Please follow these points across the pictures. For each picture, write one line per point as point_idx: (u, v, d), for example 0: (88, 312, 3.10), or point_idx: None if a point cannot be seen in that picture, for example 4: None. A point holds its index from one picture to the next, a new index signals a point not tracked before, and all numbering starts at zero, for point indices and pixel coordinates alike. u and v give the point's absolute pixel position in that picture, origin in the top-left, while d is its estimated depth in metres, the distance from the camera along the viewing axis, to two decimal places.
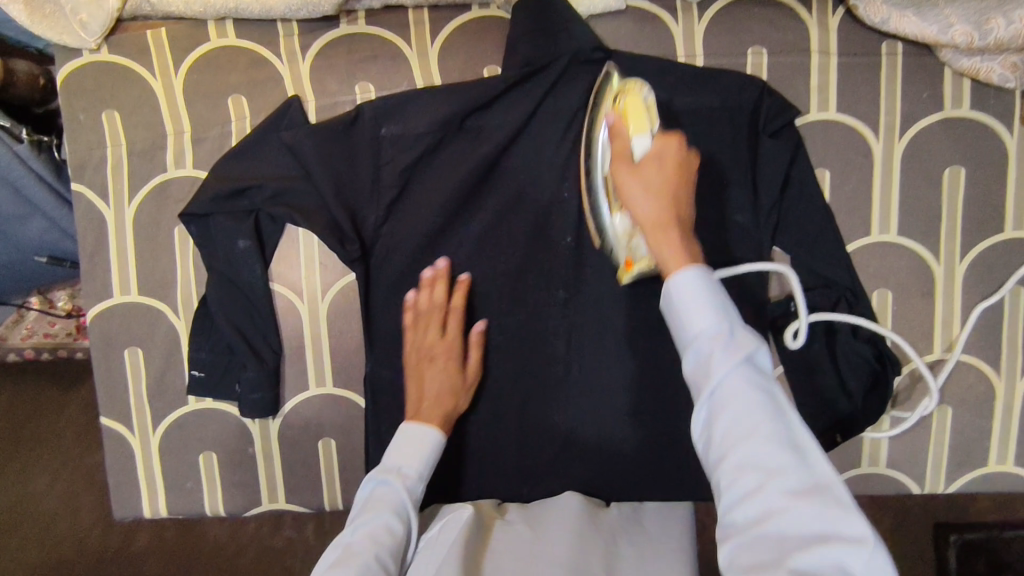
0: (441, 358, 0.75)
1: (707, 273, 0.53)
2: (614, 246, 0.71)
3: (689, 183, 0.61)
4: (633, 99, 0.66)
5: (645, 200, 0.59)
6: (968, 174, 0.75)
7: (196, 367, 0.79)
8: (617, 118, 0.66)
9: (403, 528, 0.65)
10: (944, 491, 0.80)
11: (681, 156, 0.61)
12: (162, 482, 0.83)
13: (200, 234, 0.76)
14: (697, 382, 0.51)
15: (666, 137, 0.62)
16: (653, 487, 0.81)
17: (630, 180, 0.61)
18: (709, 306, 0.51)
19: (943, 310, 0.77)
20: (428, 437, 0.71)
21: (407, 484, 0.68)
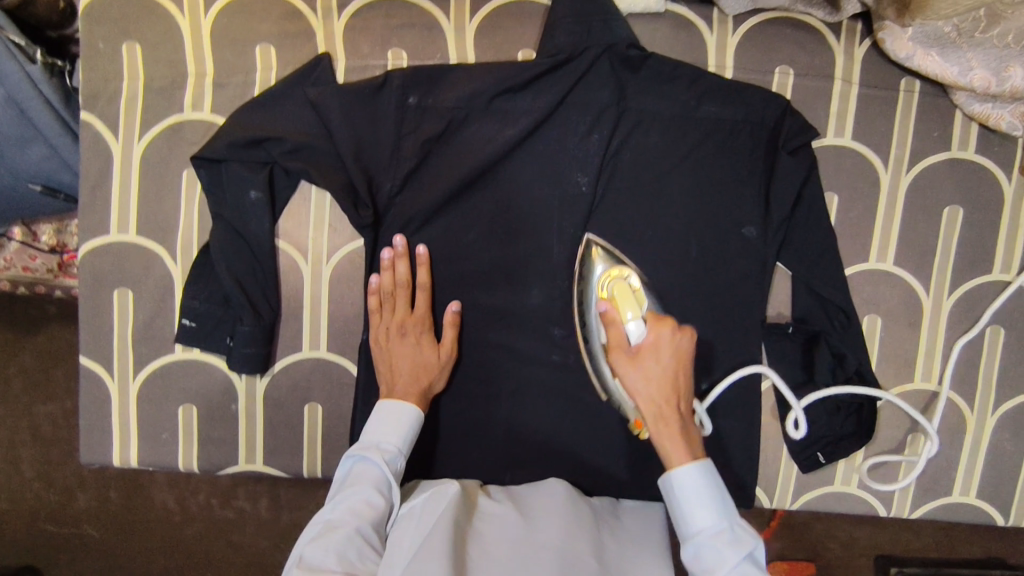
0: (410, 334, 0.75)
1: (706, 468, 0.62)
2: (622, 403, 0.71)
3: (689, 368, 0.66)
4: (621, 288, 0.70)
5: (647, 390, 0.64)
6: (965, 214, 0.79)
7: (189, 316, 0.77)
8: (609, 306, 0.69)
9: (384, 502, 0.66)
10: (909, 515, 0.83)
11: (684, 343, 0.65)
12: (136, 431, 0.80)
13: (210, 180, 0.75)
14: (696, 574, 0.60)
15: (660, 322, 0.67)
16: (633, 485, 0.82)
17: (629, 372, 0.65)
18: (711, 508, 0.60)
19: (928, 341, 0.80)
20: (405, 411, 0.71)
21: (388, 459, 0.68)
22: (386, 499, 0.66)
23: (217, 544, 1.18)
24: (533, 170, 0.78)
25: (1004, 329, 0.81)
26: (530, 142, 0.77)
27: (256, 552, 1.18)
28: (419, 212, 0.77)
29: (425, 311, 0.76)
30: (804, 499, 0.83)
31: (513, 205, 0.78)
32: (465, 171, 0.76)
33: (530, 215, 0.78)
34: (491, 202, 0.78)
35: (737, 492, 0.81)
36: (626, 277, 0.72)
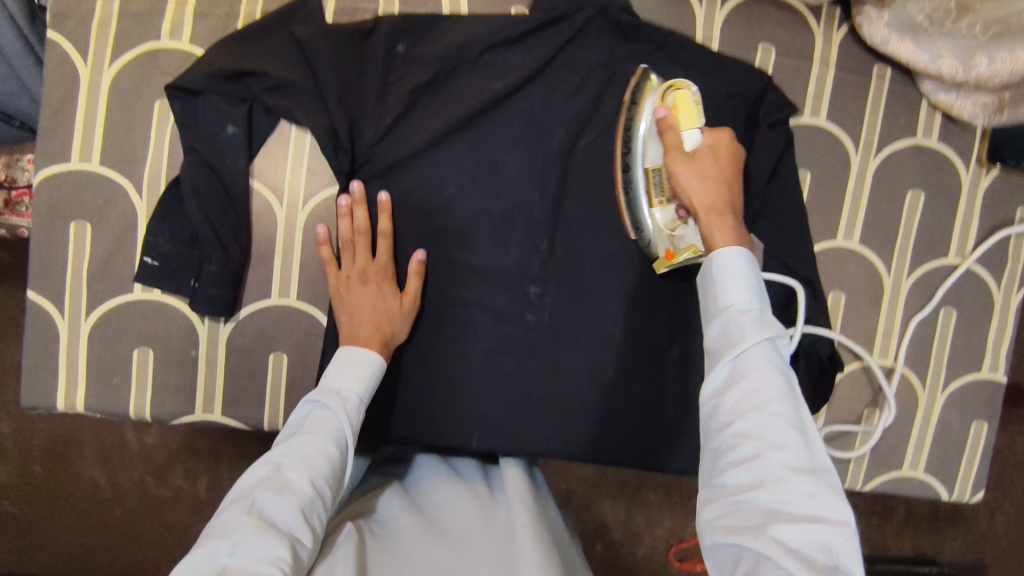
0: (372, 282, 0.73)
1: (749, 255, 0.58)
2: (653, 239, 0.73)
3: (736, 174, 0.66)
4: (683, 98, 0.67)
5: (701, 184, 0.63)
6: (926, 199, 0.83)
7: (151, 255, 0.73)
8: (668, 113, 0.67)
9: (340, 457, 0.61)
10: (861, 488, 0.86)
11: (729, 148, 0.66)
12: (85, 375, 0.76)
13: (183, 111, 0.72)
14: (717, 350, 0.55)
15: (716, 133, 0.67)
16: (602, 450, 0.82)
17: (683, 163, 0.64)
18: (745, 287, 0.56)
19: (886, 319, 0.84)
20: (368, 361, 0.68)
21: (349, 411, 0.64)
22: (341, 455, 0.61)
23: (148, 524, 1.17)
24: (518, 127, 0.77)
25: (956, 311, 0.85)
26: (517, 98, 0.77)
27: (193, 532, 1.16)
28: (402, 160, 0.76)
29: (386, 260, 0.74)
30: None
31: (497, 161, 0.78)
32: (450, 122, 0.75)
33: (513, 173, 0.78)
34: (475, 156, 0.78)
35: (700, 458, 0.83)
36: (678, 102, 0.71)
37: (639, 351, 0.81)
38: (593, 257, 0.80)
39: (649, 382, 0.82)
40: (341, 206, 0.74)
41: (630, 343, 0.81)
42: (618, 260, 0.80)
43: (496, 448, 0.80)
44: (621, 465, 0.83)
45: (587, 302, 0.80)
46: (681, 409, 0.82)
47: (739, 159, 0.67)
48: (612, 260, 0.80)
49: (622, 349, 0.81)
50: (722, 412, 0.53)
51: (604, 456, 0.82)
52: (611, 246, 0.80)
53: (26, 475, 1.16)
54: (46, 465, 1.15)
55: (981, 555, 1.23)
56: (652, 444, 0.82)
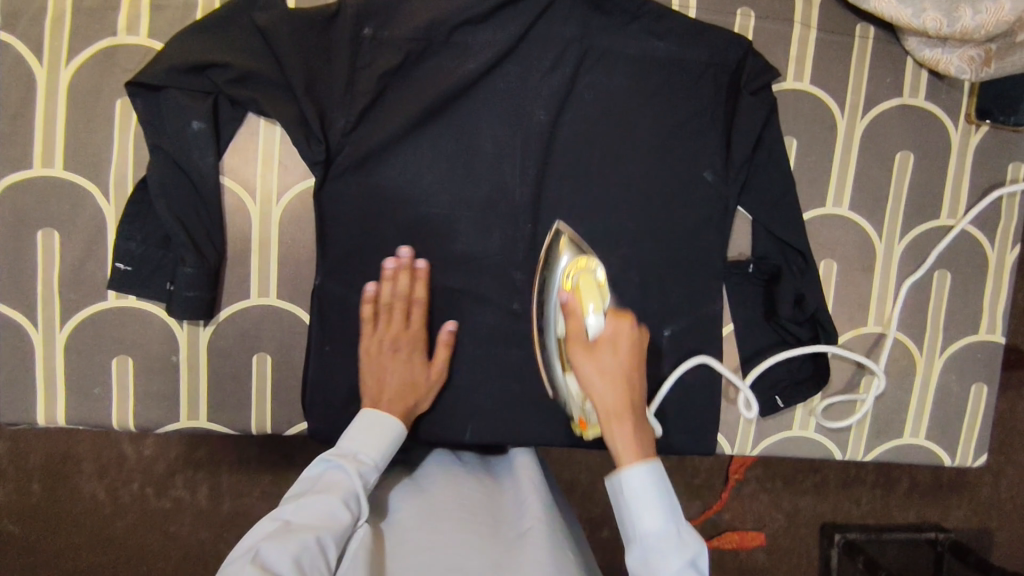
0: (403, 351, 0.73)
1: (657, 465, 0.61)
2: (568, 403, 0.75)
3: (640, 367, 0.67)
4: (585, 286, 0.72)
5: (603, 387, 0.64)
6: (916, 160, 0.81)
7: (124, 260, 0.71)
8: (571, 297, 0.72)
9: (352, 520, 0.60)
10: (863, 458, 0.85)
11: (632, 336, 0.68)
12: (64, 386, 0.73)
13: (146, 109, 0.69)
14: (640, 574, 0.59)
15: (618, 318, 0.68)
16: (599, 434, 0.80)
17: (584, 361, 0.66)
18: (658, 510, 0.59)
19: (880, 285, 0.82)
20: (391, 428, 0.68)
21: (365, 475, 0.64)
22: (353, 518, 0.60)
23: (150, 534, 1.15)
24: (494, 108, 0.75)
25: (951, 273, 0.83)
26: (492, 78, 0.75)
27: (195, 541, 1.15)
28: (377, 149, 0.74)
29: (420, 328, 0.74)
30: (764, 445, 0.83)
31: (475, 144, 0.76)
32: (423, 106, 0.73)
33: (492, 156, 0.76)
34: (451, 141, 0.75)
35: (699, 437, 0.81)
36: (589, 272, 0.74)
37: None
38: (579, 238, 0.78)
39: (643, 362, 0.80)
40: (385, 269, 0.73)
41: None
42: (604, 239, 0.78)
43: (491, 438, 0.79)
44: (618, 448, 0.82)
45: None
46: (677, 388, 0.81)
47: (643, 346, 0.68)
48: (597, 240, 0.78)
49: None
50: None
51: (601, 440, 0.81)
52: (596, 226, 0.78)
53: (26, 494, 1.14)
54: (40, 482, 1.14)
55: (987, 522, 1.23)
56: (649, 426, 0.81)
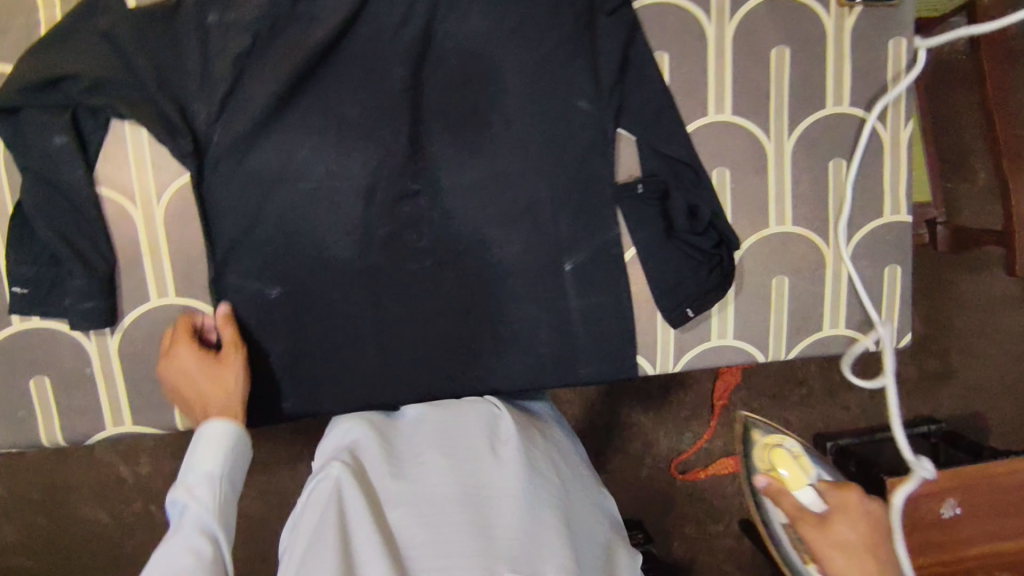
0: (183, 364, 0.73)
1: None
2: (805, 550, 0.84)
3: (881, 537, 0.73)
4: (779, 457, 0.80)
5: (840, 561, 0.71)
6: (792, 54, 0.80)
7: (18, 283, 0.72)
8: (773, 481, 0.79)
9: (213, 544, 0.64)
10: (786, 356, 0.86)
11: (862, 504, 0.75)
12: None
13: (9, 133, 0.70)
14: None
15: (847, 488, 0.76)
16: (515, 375, 0.83)
17: (826, 542, 0.72)
18: None
19: (775, 183, 0.82)
20: (216, 436, 0.69)
21: (205, 494, 0.66)
22: (217, 547, 0.64)
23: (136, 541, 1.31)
24: (354, 74, 0.75)
25: (846, 160, 0.83)
26: (346, 44, 0.75)
27: None
28: (244, 133, 0.73)
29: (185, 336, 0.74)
30: (684, 360, 0.84)
31: (342, 114, 0.75)
32: (282, 82, 0.73)
33: (360, 121, 0.76)
34: (320, 115, 0.75)
35: (615, 362, 0.84)
36: (786, 445, 0.82)
37: (529, 274, 0.81)
38: (465, 188, 0.79)
39: (548, 298, 0.81)
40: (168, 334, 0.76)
41: (517, 270, 0.80)
42: (490, 186, 0.79)
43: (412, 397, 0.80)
44: (541, 384, 0.84)
45: (467, 237, 0.79)
46: (587, 319, 0.82)
47: (873, 514, 0.74)
48: (483, 187, 0.79)
49: (512, 275, 0.81)
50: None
51: (520, 380, 0.83)
52: (478, 174, 0.78)
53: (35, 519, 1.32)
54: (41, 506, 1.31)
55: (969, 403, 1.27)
56: (563, 360, 0.83)
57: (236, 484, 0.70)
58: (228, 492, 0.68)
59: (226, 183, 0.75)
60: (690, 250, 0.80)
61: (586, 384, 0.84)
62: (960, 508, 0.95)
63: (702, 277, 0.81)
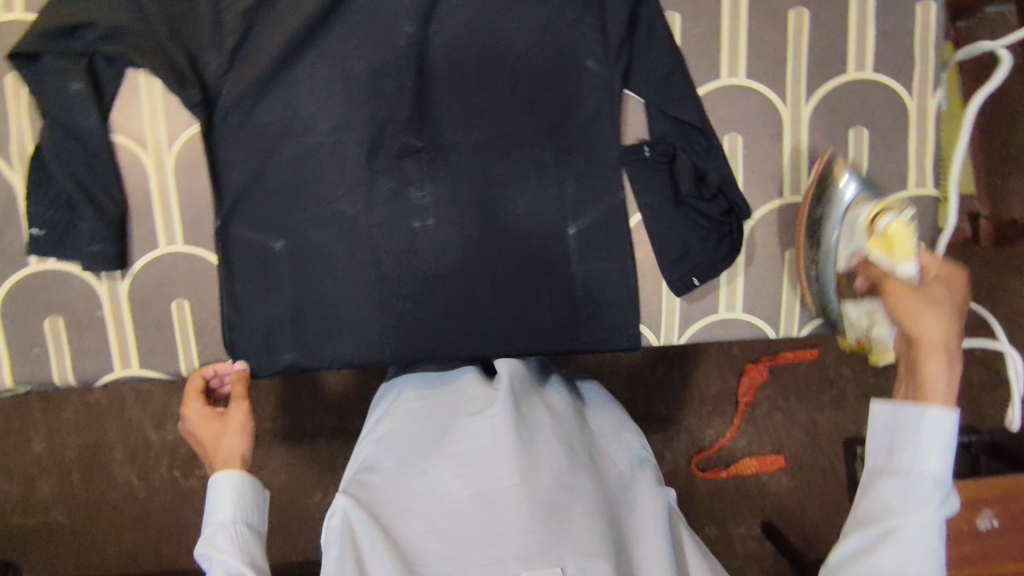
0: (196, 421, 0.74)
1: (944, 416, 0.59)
2: (844, 322, 0.78)
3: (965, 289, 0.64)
4: (897, 230, 0.70)
5: (937, 321, 0.61)
6: (811, 17, 0.77)
7: (36, 225, 0.75)
8: (861, 259, 0.73)
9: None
10: (798, 333, 0.82)
11: (960, 277, 0.65)
12: (7, 349, 0.79)
13: (31, 79, 0.73)
14: (877, 512, 0.59)
15: (946, 269, 0.66)
16: (515, 341, 0.80)
17: (920, 300, 0.62)
18: (932, 455, 0.58)
19: (790, 151, 0.79)
20: (222, 482, 0.69)
21: (225, 542, 0.66)
22: None
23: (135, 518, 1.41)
24: (361, 29, 0.76)
25: (868, 129, 0.79)
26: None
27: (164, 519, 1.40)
28: (252, 85, 0.75)
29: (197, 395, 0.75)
30: (690, 332, 0.82)
31: (348, 68, 0.76)
32: (291, 35, 0.74)
33: (365, 76, 0.76)
34: (326, 70, 0.76)
35: (618, 331, 0.81)
36: (895, 213, 0.72)
37: (530, 236, 0.80)
38: (469, 147, 0.78)
39: (550, 262, 0.80)
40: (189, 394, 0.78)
41: (518, 232, 0.80)
42: (493, 146, 0.78)
43: (409, 356, 0.80)
44: (542, 352, 0.81)
45: (470, 196, 0.79)
46: (589, 285, 0.80)
47: (963, 285, 0.64)
48: (486, 146, 0.78)
49: (513, 236, 0.80)
50: (864, 506, 0.60)
51: (521, 346, 0.81)
52: (484, 133, 0.78)
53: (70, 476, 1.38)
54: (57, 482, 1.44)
55: None
56: (564, 326, 0.81)
57: (258, 528, 0.70)
58: (249, 530, 0.68)
59: (234, 134, 0.77)
60: (696, 217, 0.78)
61: (587, 353, 0.82)
62: (998, 521, 0.87)
63: (710, 246, 0.79)
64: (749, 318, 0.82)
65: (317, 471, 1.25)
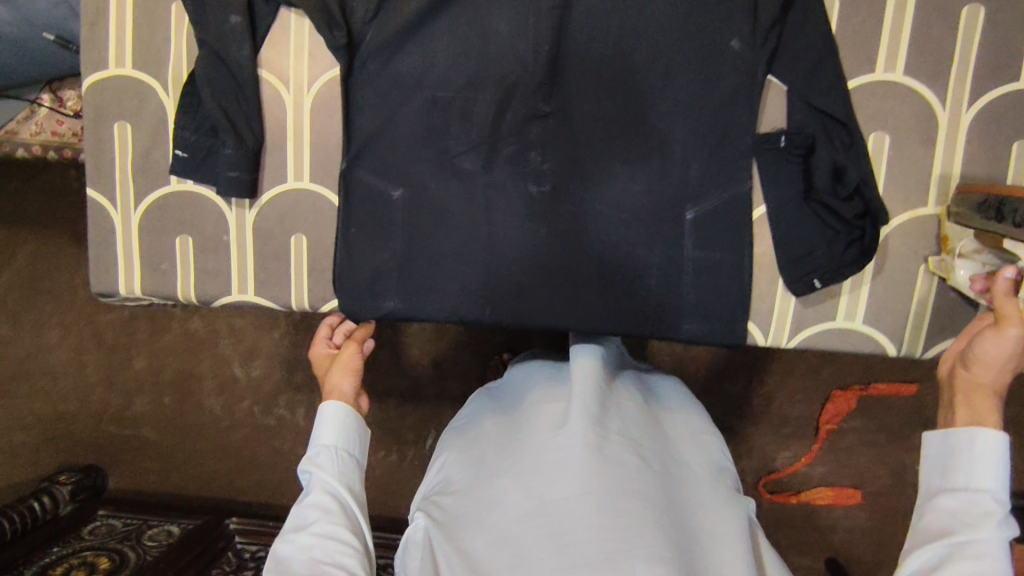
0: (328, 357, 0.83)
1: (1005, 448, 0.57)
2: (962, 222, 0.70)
3: None
4: None
5: (998, 357, 0.60)
6: (987, 16, 0.71)
7: (180, 147, 0.80)
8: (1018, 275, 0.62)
9: (336, 505, 0.68)
10: (922, 355, 0.77)
11: None
12: (139, 261, 0.85)
13: (195, 8, 0.76)
14: (942, 528, 0.57)
15: None
16: (614, 319, 0.79)
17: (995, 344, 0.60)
18: (987, 471, 0.57)
19: (942, 158, 0.74)
20: (333, 409, 0.74)
21: (327, 462, 0.71)
22: (340, 501, 0.69)
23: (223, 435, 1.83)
24: None
25: None
26: None
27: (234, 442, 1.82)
28: (393, 33, 0.77)
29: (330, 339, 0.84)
30: (802, 337, 0.78)
31: (488, 24, 0.76)
32: None
33: (504, 35, 0.76)
34: (466, 26, 0.77)
35: (726, 325, 0.79)
36: None
37: (645, 216, 0.78)
38: (595, 118, 0.77)
39: (661, 245, 0.78)
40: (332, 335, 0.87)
41: (634, 209, 0.78)
42: (618, 120, 0.77)
43: (508, 319, 0.81)
44: (638, 336, 0.81)
45: (589, 167, 0.78)
46: (700, 274, 0.78)
47: None
48: (611, 120, 0.77)
49: (627, 213, 0.78)
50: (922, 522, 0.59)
51: (619, 326, 0.80)
52: (612, 106, 0.76)
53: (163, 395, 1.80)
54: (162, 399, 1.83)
55: None
56: (668, 312, 0.79)
57: (357, 456, 0.74)
58: (349, 453, 0.73)
59: (371, 81, 0.79)
60: (827, 216, 0.74)
61: (685, 345, 0.80)
62: None
63: (835, 249, 0.74)
64: (871, 332, 0.77)
65: (391, 425, 1.29)
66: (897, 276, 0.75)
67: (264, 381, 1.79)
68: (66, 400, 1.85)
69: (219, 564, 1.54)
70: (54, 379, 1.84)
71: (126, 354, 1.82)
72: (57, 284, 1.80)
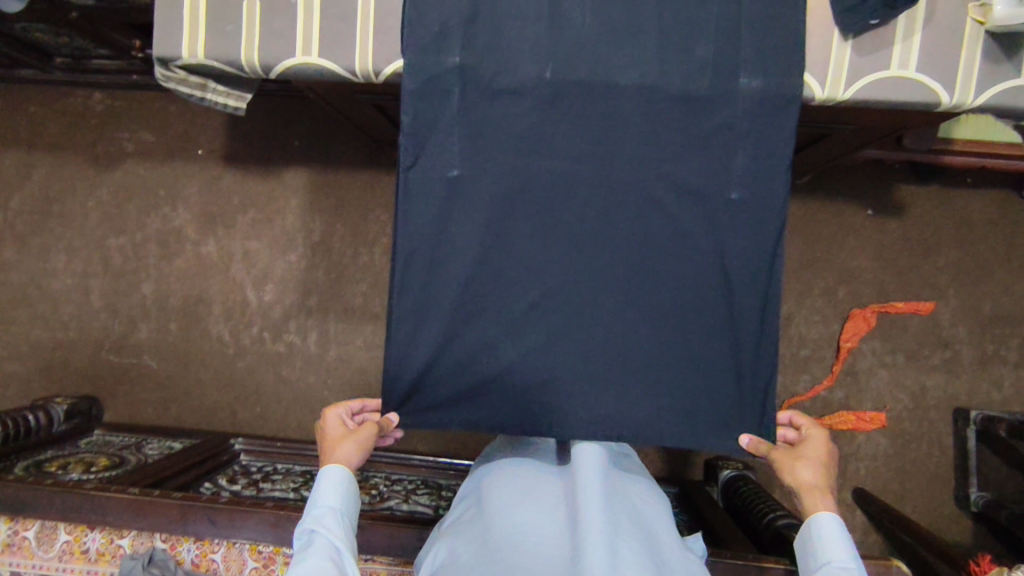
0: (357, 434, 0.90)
1: (841, 525, 0.81)
2: None
3: (827, 463, 0.87)
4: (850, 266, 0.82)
5: (798, 468, 0.86)
6: None
7: None
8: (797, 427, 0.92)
9: (337, 564, 0.75)
10: (973, 103, 0.83)
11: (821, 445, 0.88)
12: (205, 23, 0.86)
13: None
14: None
15: (813, 438, 0.89)
16: (670, 74, 0.84)
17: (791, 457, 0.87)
18: (844, 548, 0.79)
19: None
20: (338, 478, 0.84)
21: (331, 521, 0.80)
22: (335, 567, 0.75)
23: (227, 367, 1.74)
24: None
25: None
26: None
27: (242, 374, 1.74)
28: None
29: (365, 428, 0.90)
30: (858, 86, 0.84)
31: None
32: None
33: None
34: None
35: (781, 75, 0.84)
36: None
37: None
38: None
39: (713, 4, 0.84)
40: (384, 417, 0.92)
41: None
42: None
43: (568, 76, 0.84)
44: (694, 92, 0.84)
45: None
46: (755, 28, 0.84)
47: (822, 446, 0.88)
48: None
49: None
50: None
51: (674, 81, 0.84)
52: None
53: (170, 321, 1.74)
54: (167, 330, 1.75)
55: None
56: (725, 66, 0.84)
57: (351, 524, 0.84)
58: (347, 523, 0.82)
59: None
60: None
61: (741, 101, 0.84)
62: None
63: None
64: (922, 81, 0.83)
65: None
66: (942, 28, 0.82)
67: (275, 306, 1.73)
68: (66, 328, 1.77)
69: (223, 471, 1.45)
70: (55, 306, 1.77)
71: (133, 280, 1.76)
72: (70, 205, 1.77)
